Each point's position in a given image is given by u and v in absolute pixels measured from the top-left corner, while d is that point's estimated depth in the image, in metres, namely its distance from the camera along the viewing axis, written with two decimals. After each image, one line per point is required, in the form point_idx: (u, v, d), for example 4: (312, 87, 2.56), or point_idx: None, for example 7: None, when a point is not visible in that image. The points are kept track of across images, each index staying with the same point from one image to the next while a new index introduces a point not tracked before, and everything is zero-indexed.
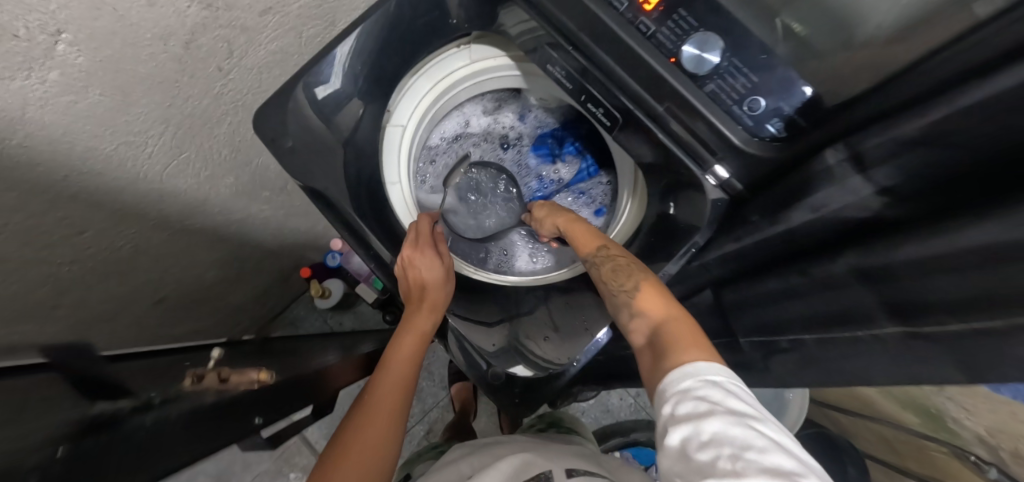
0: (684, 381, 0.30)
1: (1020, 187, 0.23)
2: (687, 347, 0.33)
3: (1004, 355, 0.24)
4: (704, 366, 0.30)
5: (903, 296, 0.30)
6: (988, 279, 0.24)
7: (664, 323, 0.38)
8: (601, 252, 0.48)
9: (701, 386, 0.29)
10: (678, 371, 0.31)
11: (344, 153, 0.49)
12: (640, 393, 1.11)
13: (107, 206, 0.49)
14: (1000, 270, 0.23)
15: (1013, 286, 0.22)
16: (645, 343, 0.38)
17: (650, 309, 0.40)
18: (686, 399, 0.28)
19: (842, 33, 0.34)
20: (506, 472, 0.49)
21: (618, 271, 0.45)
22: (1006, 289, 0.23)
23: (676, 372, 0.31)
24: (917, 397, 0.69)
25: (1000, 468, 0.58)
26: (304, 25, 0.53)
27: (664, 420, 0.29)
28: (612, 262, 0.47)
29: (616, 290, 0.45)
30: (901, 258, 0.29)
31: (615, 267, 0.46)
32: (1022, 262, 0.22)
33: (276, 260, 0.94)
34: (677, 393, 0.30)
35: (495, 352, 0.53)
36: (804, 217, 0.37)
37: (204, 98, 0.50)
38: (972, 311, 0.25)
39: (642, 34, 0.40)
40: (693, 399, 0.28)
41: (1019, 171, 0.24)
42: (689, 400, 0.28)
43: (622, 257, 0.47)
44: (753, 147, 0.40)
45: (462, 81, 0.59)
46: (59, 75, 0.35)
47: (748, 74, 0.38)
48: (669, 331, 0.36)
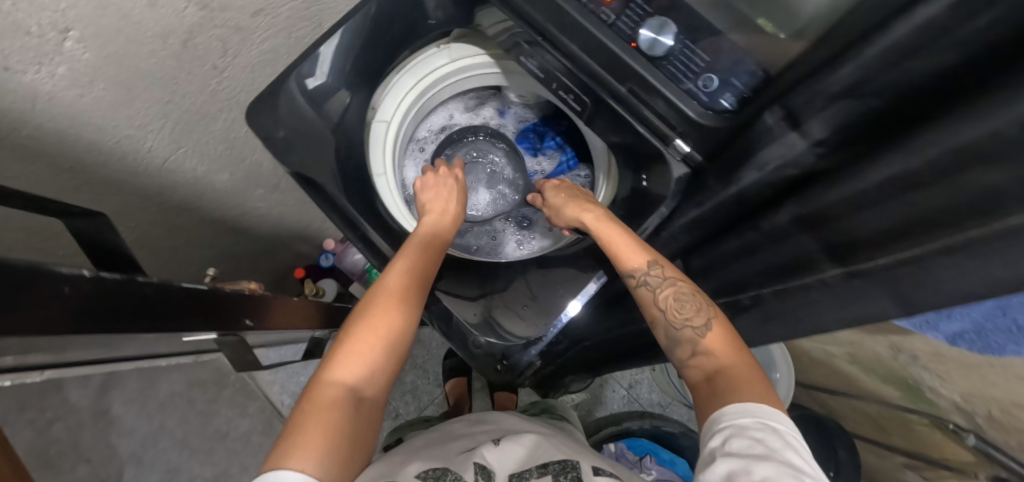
0: (743, 420, 0.35)
1: (930, 123, 0.26)
2: (749, 392, 0.38)
3: (944, 283, 0.27)
4: (767, 416, 0.35)
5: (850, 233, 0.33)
6: (946, 203, 0.26)
7: (732, 368, 0.41)
8: (655, 270, 0.49)
9: (760, 429, 0.34)
10: (737, 410, 0.36)
11: (334, 140, 0.53)
12: (632, 385, 1.17)
13: (108, 198, 0.53)
14: (947, 196, 0.25)
15: (956, 200, 0.25)
16: (704, 379, 0.42)
17: (718, 352, 0.43)
18: (742, 437, 0.34)
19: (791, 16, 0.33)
20: (520, 458, 0.52)
21: (684, 301, 0.47)
22: (958, 201, 0.25)
23: (737, 410, 0.36)
24: (894, 371, 0.71)
25: (978, 434, 0.62)
26: (294, 26, 0.57)
27: (715, 449, 0.35)
28: (673, 287, 0.48)
29: (680, 323, 0.46)
30: (836, 199, 0.33)
31: (678, 295, 0.47)
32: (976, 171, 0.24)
33: (270, 258, 0.98)
34: (734, 428, 0.35)
35: (477, 323, 0.55)
36: (752, 176, 0.40)
37: (200, 94, 0.53)
38: (931, 232, 0.27)
39: (603, 22, 0.41)
40: (750, 439, 0.33)
41: (940, 112, 0.26)
42: (744, 439, 0.33)
43: (682, 283, 0.48)
44: (708, 120, 0.41)
45: (445, 77, 0.62)
46: (67, 70, 0.39)
47: (701, 54, 0.40)
48: (735, 376, 0.40)
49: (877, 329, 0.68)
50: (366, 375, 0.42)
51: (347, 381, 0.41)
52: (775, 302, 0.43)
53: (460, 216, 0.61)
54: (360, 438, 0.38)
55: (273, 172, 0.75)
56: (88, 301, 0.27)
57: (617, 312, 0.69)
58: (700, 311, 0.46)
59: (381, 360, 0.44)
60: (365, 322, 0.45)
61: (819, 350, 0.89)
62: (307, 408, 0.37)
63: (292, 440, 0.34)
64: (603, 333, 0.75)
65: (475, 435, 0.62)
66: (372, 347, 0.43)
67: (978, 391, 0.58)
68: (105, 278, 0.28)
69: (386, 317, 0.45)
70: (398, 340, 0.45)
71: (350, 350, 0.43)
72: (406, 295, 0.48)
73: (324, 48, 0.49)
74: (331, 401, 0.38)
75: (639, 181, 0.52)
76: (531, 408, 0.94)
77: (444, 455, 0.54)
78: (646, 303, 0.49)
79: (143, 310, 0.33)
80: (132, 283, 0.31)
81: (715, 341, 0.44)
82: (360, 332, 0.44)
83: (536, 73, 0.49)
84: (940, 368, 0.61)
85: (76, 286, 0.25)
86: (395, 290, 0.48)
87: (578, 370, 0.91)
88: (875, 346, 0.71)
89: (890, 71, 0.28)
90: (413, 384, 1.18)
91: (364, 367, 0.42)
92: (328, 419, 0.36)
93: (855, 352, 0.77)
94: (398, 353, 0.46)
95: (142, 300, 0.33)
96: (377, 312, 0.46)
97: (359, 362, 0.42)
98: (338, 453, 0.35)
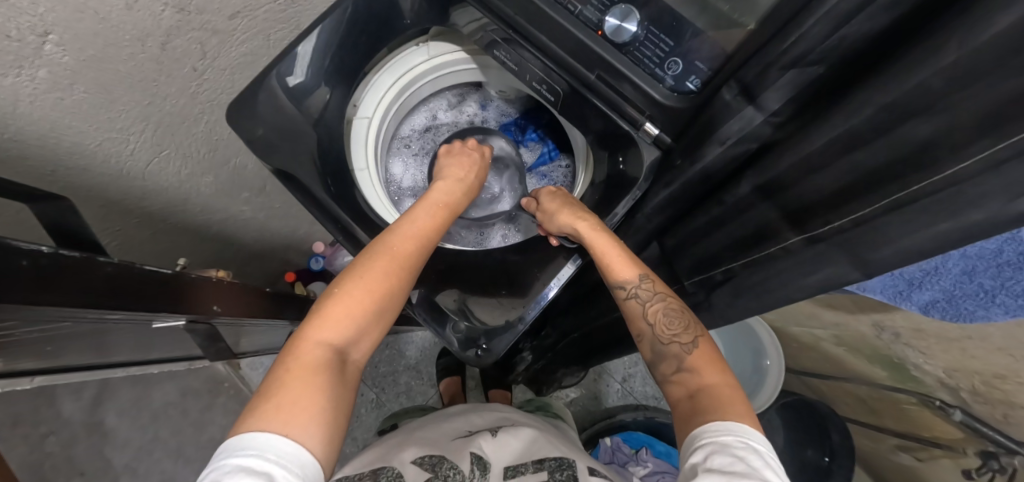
0: (726, 437, 0.36)
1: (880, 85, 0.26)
2: (727, 412, 0.39)
3: (907, 234, 0.28)
4: (749, 436, 0.37)
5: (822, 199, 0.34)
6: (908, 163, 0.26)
7: (713, 388, 0.42)
8: (645, 284, 0.49)
9: (742, 448, 0.35)
10: (718, 427, 0.37)
11: (313, 136, 0.54)
12: (626, 379, 1.22)
13: (93, 202, 0.54)
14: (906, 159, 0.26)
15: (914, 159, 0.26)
16: (685, 397, 0.44)
17: (704, 373, 0.44)
18: (724, 453, 0.35)
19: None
20: (516, 451, 0.52)
21: (672, 318, 0.48)
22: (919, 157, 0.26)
23: (718, 428, 0.37)
24: (880, 350, 0.72)
25: (964, 410, 0.62)
26: (271, 28, 0.59)
27: (696, 463, 0.36)
28: (660, 304, 0.49)
29: (667, 339, 0.47)
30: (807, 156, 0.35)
31: (666, 311, 0.48)
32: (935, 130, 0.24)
33: (261, 263, 1.00)
34: (714, 444, 0.36)
35: (454, 306, 0.59)
36: (715, 151, 0.41)
37: (181, 97, 0.55)
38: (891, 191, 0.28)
39: (570, 12, 0.42)
40: (732, 456, 0.35)
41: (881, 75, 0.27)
42: (727, 456, 0.35)
43: (672, 300, 0.49)
44: (672, 101, 0.41)
45: (423, 75, 0.62)
46: (47, 73, 0.40)
47: (665, 39, 0.39)
48: (716, 395, 0.42)
49: (860, 308, 0.69)
50: (352, 337, 0.44)
51: (333, 342, 0.42)
52: (744, 274, 0.45)
53: (476, 188, 0.60)
54: (347, 398, 0.41)
55: (258, 173, 0.77)
56: (50, 276, 0.29)
57: (600, 299, 0.70)
58: (687, 328, 0.47)
59: (369, 323, 0.45)
60: (358, 283, 0.45)
61: (810, 335, 0.90)
62: (294, 366, 0.39)
63: (278, 400, 0.36)
64: (589, 322, 0.76)
65: (472, 419, 0.63)
66: (362, 311, 0.44)
67: (960, 365, 0.59)
68: (64, 255, 0.31)
69: (380, 282, 0.45)
70: (390, 308, 0.46)
71: (339, 311, 0.43)
72: (403, 260, 0.47)
73: (302, 46, 0.49)
74: (319, 365, 0.40)
75: (616, 164, 0.52)
76: (526, 404, 0.94)
77: (439, 441, 0.54)
78: (631, 314, 0.50)
79: (107, 289, 0.35)
80: (95, 263, 0.33)
81: (699, 359, 0.46)
82: (353, 292, 0.44)
83: (511, 67, 0.49)
84: (923, 344, 0.62)
85: (35, 259, 0.28)
86: (394, 254, 0.47)
87: (569, 360, 0.93)
88: (861, 326, 0.72)
89: (832, 37, 0.29)
90: (410, 384, 1.22)
91: (351, 330, 0.43)
92: (312, 383, 0.38)
93: (842, 334, 0.78)
94: (387, 317, 0.47)
95: (106, 279, 0.35)
96: (372, 273, 0.45)
97: (348, 324, 0.43)
98: (327, 417, 0.37)
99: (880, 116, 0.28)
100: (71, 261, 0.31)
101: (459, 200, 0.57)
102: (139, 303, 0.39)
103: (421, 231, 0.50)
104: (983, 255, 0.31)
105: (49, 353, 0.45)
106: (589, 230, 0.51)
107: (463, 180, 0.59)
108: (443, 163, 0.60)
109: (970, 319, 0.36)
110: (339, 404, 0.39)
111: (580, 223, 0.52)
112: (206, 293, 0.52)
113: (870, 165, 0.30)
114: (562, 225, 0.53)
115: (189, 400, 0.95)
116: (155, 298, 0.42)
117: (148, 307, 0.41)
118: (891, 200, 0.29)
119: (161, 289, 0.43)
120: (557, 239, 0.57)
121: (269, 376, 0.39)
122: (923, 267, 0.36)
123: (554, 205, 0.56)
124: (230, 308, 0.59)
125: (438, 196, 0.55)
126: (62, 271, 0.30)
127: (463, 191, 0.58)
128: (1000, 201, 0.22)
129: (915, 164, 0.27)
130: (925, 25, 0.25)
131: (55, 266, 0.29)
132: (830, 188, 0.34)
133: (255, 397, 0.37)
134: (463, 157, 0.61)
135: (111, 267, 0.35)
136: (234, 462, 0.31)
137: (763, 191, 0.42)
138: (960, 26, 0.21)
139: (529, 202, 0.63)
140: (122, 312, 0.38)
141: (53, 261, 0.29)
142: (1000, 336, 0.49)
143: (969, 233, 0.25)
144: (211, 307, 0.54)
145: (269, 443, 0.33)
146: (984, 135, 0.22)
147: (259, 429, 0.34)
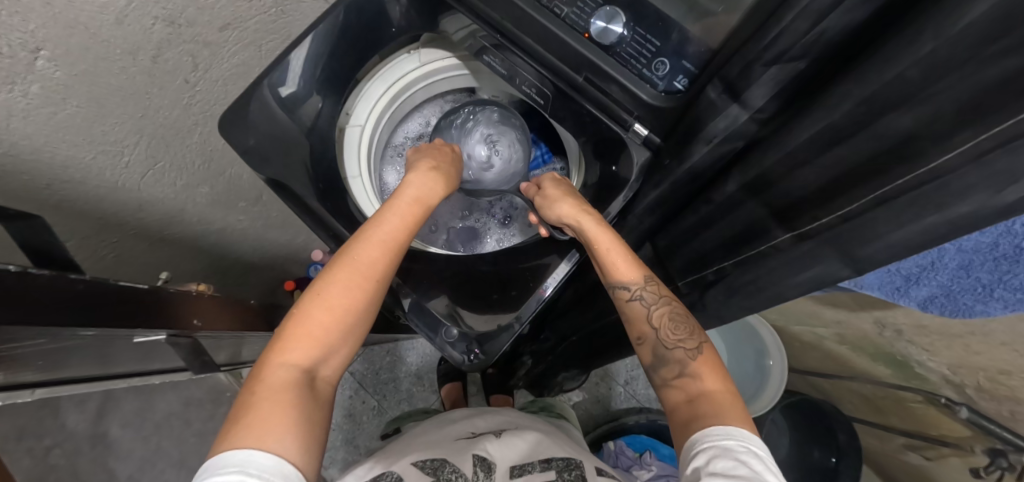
0: (727, 441, 0.36)
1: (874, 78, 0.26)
2: (726, 414, 0.39)
3: (892, 227, 0.28)
4: (749, 440, 0.36)
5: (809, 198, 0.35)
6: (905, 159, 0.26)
7: (715, 393, 0.42)
8: (650, 287, 0.49)
9: (743, 452, 0.35)
10: (720, 431, 0.37)
11: (309, 143, 0.54)
12: (628, 382, 1.21)
13: (90, 215, 0.55)
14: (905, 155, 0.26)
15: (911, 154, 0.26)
16: (684, 401, 0.43)
17: (707, 379, 0.44)
18: (726, 457, 0.34)
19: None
20: (521, 451, 0.52)
21: (677, 323, 0.47)
22: (910, 150, 0.26)
23: (719, 432, 0.37)
24: (882, 346, 0.70)
25: (970, 407, 0.61)
26: (262, 39, 0.60)
27: (698, 467, 0.35)
28: (667, 307, 0.48)
29: (672, 343, 0.47)
30: (792, 149, 0.35)
31: (672, 315, 0.48)
32: (936, 120, 0.24)
33: (259, 271, 1.01)
34: (717, 448, 0.36)
35: (445, 312, 0.59)
36: (702, 149, 0.42)
37: (174, 109, 0.55)
38: (880, 185, 0.28)
39: (556, 15, 0.41)
40: (735, 460, 0.34)
41: (874, 69, 0.26)
42: (729, 459, 0.34)
43: (675, 303, 0.49)
44: (660, 101, 0.41)
45: (414, 83, 0.61)
46: (40, 88, 0.41)
47: (653, 41, 0.39)
48: (716, 401, 0.41)
49: (859, 306, 0.67)
50: (320, 355, 0.43)
51: (300, 360, 0.42)
52: (736, 273, 0.45)
53: (448, 182, 0.58)
54: (320, 414, 0.40)
55: (254, 185, 0.77)
56: (21, 296, 0.29)
57: (596, 302, 0.70)
58: (692, 334, 0.47)
59: (336, 338, 0.44)
60: (321, 299, 0.44)
61: (812, 334, 0.89)
62: (260, 387, 0.39)
63: (246, 421, 0.36)
64: (586, 324, 0.75)
65: (474, 420, 0.63)
66: (327, 326, 0.43)
67: (963, 361, 0.58)
68: (36, 275, 0.31)
69: (345, 296, 0.45)
70: (358, 320, 0.46)
71: (303, 331, 0.43)
72: (368, 270, 0.46)
73: (293, 56, 0.49)
74: (287, 385, 0.39)
75: (608, 168, 0.52)
76: (531, 407, 0.92)
77: (444, 443, 0.54)
78: (635, 316, 0.49)
79: (79, 308, 0.35)
80: (62, 282, 0.34)
81: (702, 365, 0.45)
82: (316, 309, 0.44)
83: (502, 73, 0.49)
84: (925, 340, 0.61)
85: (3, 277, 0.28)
86: (359, 267, 0.46)
87: (569, 364, 0.93)
88: (862, 324, 0.71)
89: (813, 31, 0.29)
90: (411, 390, 1.22)
91: (317, 347, 0.43)
92: (280, 402, 0.38)
93: (844, 332, 0.77)
94: (358, 330, 0.46)
95: (75, 297, 0.35)
96: (335, 288, 0.44)
97: (313, 341, 0.43)
98: (301, 433, 0.37)
99: (861, 110, 0.28)
100: (38, 279, 0.31)
101: (434, 196, 0.55)
102: (116, 321, 0.39)
103: (389, 237, 0.49)
104: (979, 248, 0.31)
105: (47, 366, 0.45)
106: (597, 226, 0.51)
107: (435, 172, 0.57)
108: (414, 159, 0.59)
109: (970, 314, 0.35)
110: (310, 419, 0.39)
111: (588, 221, 0.51)
112: (185, 309, 0.51)
113: (854, 160, 0.30)
114: (564, 214, 0.53)
115: (193, 410, 0.96)
116: (133, 316, 0.42)
117: (126, 323, 0.41)
118: (878, 194, 0.28)
119: (136, 304, 0.43)
120: (545, 228, 0.57)
121: (236, 402, 0.38)
122: (919, 262, 0.35)
123: (557, 193, 0.55)
124: (208, 324, 0.57)
125: (409, 193, 0.53)
126: (30, 289, 0.30)
127: (438, 181, 0.56)
128: (987, 192, 0.21)
129: (899, 156, 0.27)
130: (904, 15, 0.25)
131: (23, 287, 0.30)
132: (816, 184, 0.34)
133: (224, 423, 0.36)
134: (438, 152, 0.61)
135: (82, 284, 0.36)
136: (216, 478, 0.31)
137: (751, 189, 0.42)
138: (938, 15, 0.21)
139: (524, 186, 0.61)
140: (96, 332, 0.38)
141: (22, 279, 0.30)
142: (1003, 331, 0.48)
143: (958, 226, 0.24)
144: (191, 322, 0.52)
145: (249, 459, 0.33)
146: (963, 126, 0.22)
147: (233, 448, 0.34)
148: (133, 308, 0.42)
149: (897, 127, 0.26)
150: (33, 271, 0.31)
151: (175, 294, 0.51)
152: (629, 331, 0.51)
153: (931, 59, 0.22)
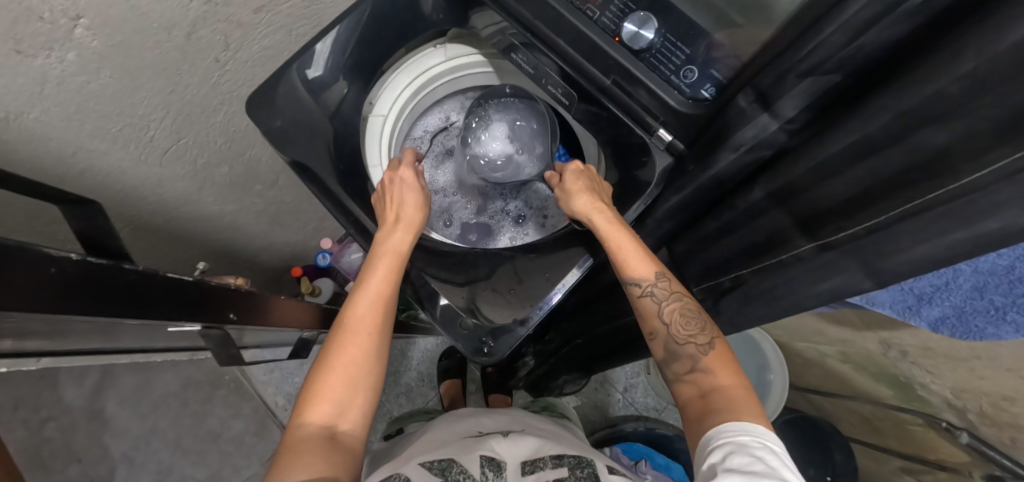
0: (743, 437, 0.36)
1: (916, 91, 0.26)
2: (740, 408, 0.40)
3: (919, 238, 0.28)
4: (764, 437, 0.36)
5: (837, 210, 0.35)
6: (944, 172, 0.26)
7: (726, 388, 0.43)
8: (661, 283, 0.49)
9: (759, 448, 0.35)
10: (734, 428, 0.37)
11: (332, 128, 0.53)
12: (628, 390, 1.21)
13: (111, 187, 0.55)
14: (943, 165, 0.26)
15: (946, 167, 0.26)
16: (697, 396, 0.44)
17: (720, 372, 0.44)
18: (742, 453, 0.35)
19: (766, 13, 0.34)
20: (529, 450, 0.52)
21: (688, 320, 0.48)
22: (942, 163, 0.26)
23: (733, 428, 0.37)
24: (885, 366, 0.71)
25: (971, 432, 0.62)
26: (293, 23, 0.61)
27: (714, 463, 0.35)
28: (677, 302, 0.48)
29: (683, 339, 0.47)
30: (821, 162, 0.36)
31: (683, 311, 0.48)
32: (973, 135, 0.24)
33: (269, 257, 1.01)
34: (733, 444, 0.36)
35: (461, 304, 0.57)
36: (729, 156, 0.42)
37: (202, 86, 0.56)
38: (909, 199, 0.29)
39: (589, 18, 0.42)
40: (751, 456, 0.34)
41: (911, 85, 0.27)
42: (744, 455, 0.34)
43: (688, 299, 0.49)
44: (688, 108, 0.41)
45: (438, 77, 0.62)
46: (76, 56, 0.41)
47: (682, 48, 0.40)
48: (730, 395, 0.42)
49: (867, 326, 0.68)
50: (338, 405, 0.44)
51: (321, 417, 0.43)
52: (754, 281, 0.45)
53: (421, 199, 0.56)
54: (348, 458, 0.41)
55: (271, 167, 0.78)
56: (74, 285, 0.29)
57: (605, 305, 0.70)
58: (703, 329, 0.47)
59: (352, 385, 0.45)
60: (327, 360, 0.46)
61: (816, 351, 0.89)
62: (290, 451, 0.41)
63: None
64: (594, 328, 0.75)
65: (479, 419, 0.63)
66: (337, 380, 0.45)
67: (966, 385, 0.58)
68: (92, 262, 0.31)
69: (348, 349, 0.46)
70: (367, 364, 0.47)
71: (318, 390, 0.44)
72: (361, 323, 0.48)
73: (320, 44, 0.49)
74: (305, 445, 0.40)
75: (630, 172, 0.52)
76: (531, 406, 0.92)
77: (450, 442, 0.54)
78: (648, 311, 0.49)
79: (127, 298, 0.35)
80: (117, 270, 0.33)
81: (714, 360, 0.45)
82: (323, 369, 0.45)
83: (527, 71, 0.49)
84: (928, 362, 0.62)
85: (63, 267, 0.27)
86: (354, 322, 0.48)
87: (574, 366, 0.93)
88: (866, 343, 0.71)
89: (851, 45, 0.30)
90: (410, 386, 1.22)
91: (335, 399, 0.44)
92: (303, 457, 0.39)
93: (848, 351, 0.77)
94: (373, 372, 0.47)
95: (127, 286, 0.34)
96: (338, 348, 0.46)
97: (328, 395, 0.44)
98: None
99: (897, 123, 0.29)
100: (94, 268, 0.31)
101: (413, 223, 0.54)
102: (155, 310, 0.39)
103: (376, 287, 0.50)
104: (996, 270, 0.32)
105: (60, 336, 0.45)
106: (611, 229, 0.50)
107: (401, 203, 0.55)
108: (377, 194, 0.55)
109: (980, 337, 0.36)
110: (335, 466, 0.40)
111: (599, 219, 0.51)
112: (225, 300, 0.51)
113: (882, 173, 0.31)
114: (579, 209, 0.53)
115: None
116: (174, 306, 0.41)
117: (165, 315, 0.40)
118: (906, 208, 0.29)
119: (181, 295, 0.42)
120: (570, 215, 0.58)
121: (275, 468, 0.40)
122: (933, 282, 0.36)
123: (577, 185, 0.54)
124: (242, 318, 0.56)
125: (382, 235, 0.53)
126: (86, 277, 0.30)
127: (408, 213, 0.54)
128: (1019, 210, 0.22)
129: (930, 171, 0.27)
130: (943, 33, 0.26)
131: (80, 275, 0.29)
132: (846, 196, 0.35)
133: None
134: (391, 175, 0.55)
135: (134, 274, 0.35)
136: None
137: (776, 198, 0.42)
138: (982, 34, 0.22)
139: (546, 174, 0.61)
140: (138, 319, 0.37)
141: (81, 268, 0.29)
142: (1010, 356, 0.49)
143: (986, 242, 0.25)
144: (228, 315, 0.52)
145: None
146: (998, 143, 0.23)
147: None
148: (175, 299, 0.41)
149: (931, 142, 0.27)
150: (92, 261, 0.30)
151: (221, 288, 0.50)
152: (641, 326, 0.51)
153: (972, 76, 0.23)
